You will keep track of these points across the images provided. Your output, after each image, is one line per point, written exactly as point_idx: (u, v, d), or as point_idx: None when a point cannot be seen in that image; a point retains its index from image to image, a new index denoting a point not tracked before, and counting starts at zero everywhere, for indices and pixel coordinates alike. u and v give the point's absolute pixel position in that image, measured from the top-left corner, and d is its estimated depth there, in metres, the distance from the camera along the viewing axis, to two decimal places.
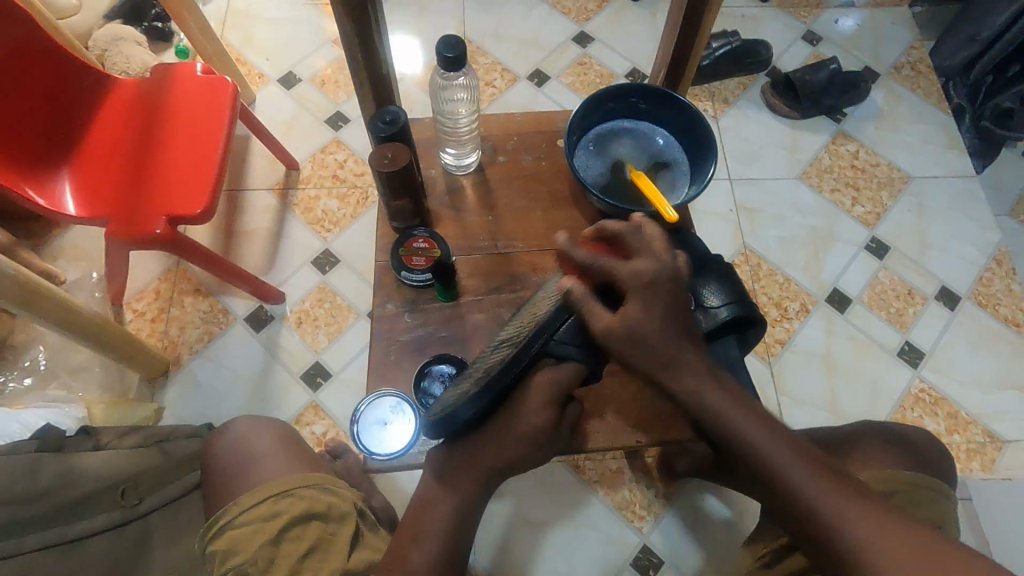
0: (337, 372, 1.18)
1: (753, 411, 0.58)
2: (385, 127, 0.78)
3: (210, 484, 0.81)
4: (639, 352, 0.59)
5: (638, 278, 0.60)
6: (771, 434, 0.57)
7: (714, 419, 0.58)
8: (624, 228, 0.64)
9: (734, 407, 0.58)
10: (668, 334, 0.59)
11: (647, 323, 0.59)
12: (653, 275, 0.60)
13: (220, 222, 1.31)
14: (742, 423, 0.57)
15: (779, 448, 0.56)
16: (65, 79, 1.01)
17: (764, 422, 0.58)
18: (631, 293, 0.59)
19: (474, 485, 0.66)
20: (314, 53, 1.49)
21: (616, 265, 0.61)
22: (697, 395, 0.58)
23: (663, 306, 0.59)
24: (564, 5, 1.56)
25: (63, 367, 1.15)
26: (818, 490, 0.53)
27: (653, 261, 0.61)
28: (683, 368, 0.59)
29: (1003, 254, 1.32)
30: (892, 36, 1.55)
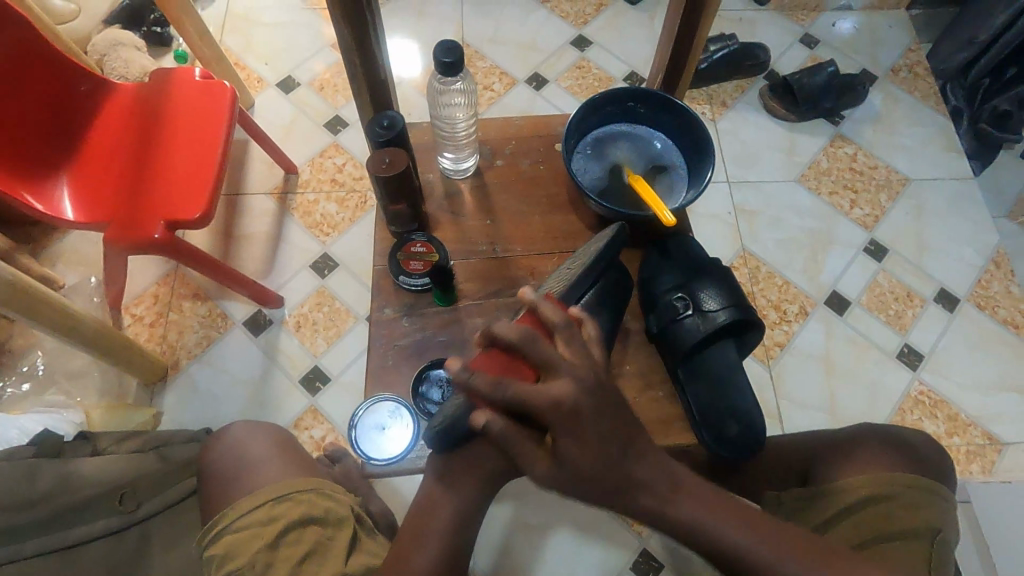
0: (335, 376, 1.18)
1: (709, 497, 0.58)
2: (383, 133, 0.78)
3: (209, 489, 0.81)
4: (588, 485, 0.56)
5: (555, 407, 0.52)
6: (741, 524, 0.56)
7: (687, 530, 0.56)
8: (518, 337, 0.53)
9: (694, 508, 0.57)
10: (612, 453, 0.55)
11: (583, 460, 0.55)
12: (573, 400, 0.53)
13: (219, 226, 1.31)
14: (709, 523, 0.56)
15: (750, 538, 0.55)
16: (64, 84, 1.01)
17: (724, 509, 0.57)
18: (558, 429, 0.53)
19: (474, 489, 0.65)
20: (313, 57, 1.49)
21: (530, 397, 0.52)
22: (664, 512, 0.56)
23: (596, 433, 0.54)
24: (562, 8, 1.56)
25: (62, 372, 1.15)
26: (806, 567, 0.54)
27: (570, 378, 0.53)
28: (645, 481, 0.56)
29: (1001, 256, 1.32)
30: (889, 39, 1.55)
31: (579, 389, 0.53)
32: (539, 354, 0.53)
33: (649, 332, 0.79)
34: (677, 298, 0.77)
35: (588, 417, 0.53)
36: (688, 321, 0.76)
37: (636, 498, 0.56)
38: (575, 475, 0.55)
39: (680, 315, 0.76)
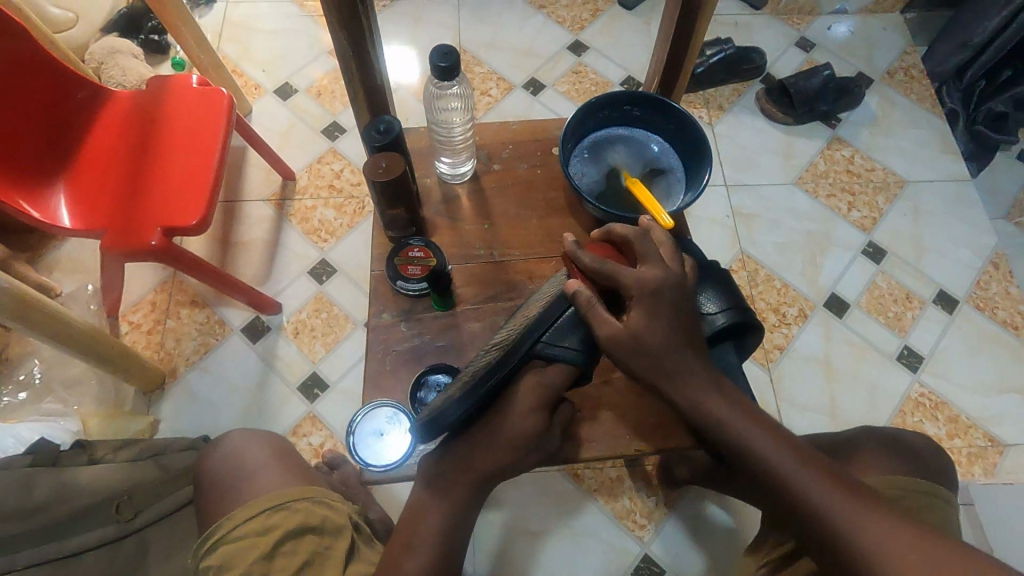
0: (334, 383, 1.18)
1: (755, 415, 0.60)
2: (380, 136, 0.78)
3: (207, 497, 0.80)
4: (648, 360, 0.61)
5: (640, 284, 0.61)
6: (772, 441, 0.58)
7: (726, 434, 0.59)
8: (634, 233, 0.65)
9: (741, 417, 0.59)
10: (676, 341, 0.61)
11: (653, 332, 0.61)
12: (657, 283, 0.62)
13: (216, 232, 1.31)
14: (748, 432, 0.59)
15: (787, 454, 0.57)
16: (61, 92, 1.02)
17: (770, 428, 0.59)
18: (637, 299, 0.61)
19: (463, 493, 0.65)
20: (310, 63, 1.49)
21: (622, 268, 0.62)
22: (702, 408, 0.60)
23: (667, 312, 0.61)
24: (559, 14, 1.56)
25: (59, 381, 1.14)
26: (828, 496, 0.54)
27: (659, 267, 0.63)
28: (688, 379, 0.61)
29: (1000, 257, 1.32)
30: (884, 42, 1.56)
31: (663, 279, 0.62)
32: (641, 249, 0.64)
33: None
34: None
35: (666, 301, 0.62)
36: None
37: (679, 390, 0.61)
38: (642, 349, 0.60)
39: None
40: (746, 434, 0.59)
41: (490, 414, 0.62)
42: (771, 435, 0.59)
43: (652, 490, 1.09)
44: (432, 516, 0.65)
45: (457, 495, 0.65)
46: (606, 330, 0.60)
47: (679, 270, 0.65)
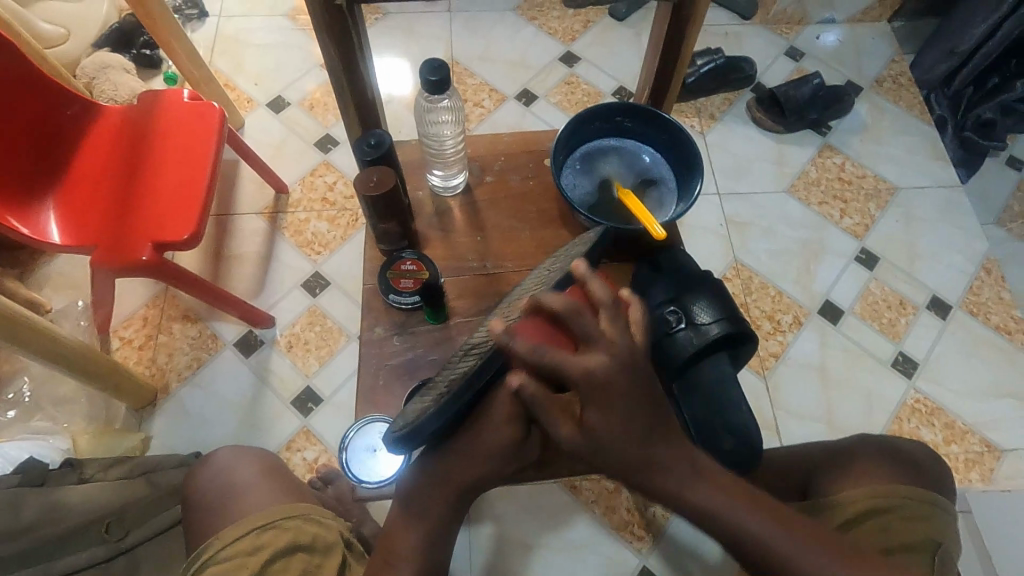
0: (328, 397, 1.17)
1: (736, 489, 0.53)
2: (370, 150, 0.78)
3: (196, 515, 0.79)
4: (611, 456, 0.51)
5: (587, 378, 0.46)
6: (757, 515, 0.52)
7: (709, 520, 0.52)
8: (567, 306, 0.45)
9: (726, 502, 0.52)
10: (641, 433, 0.50)
11: (613, 427, 0.49)
12: (608, 376, 0.46)
13: (208, 246, 1.30)
14: (730, 511, 0.52)
15: (772, 530, 0.52)
16: (52, 108, 1.01)
17: (749, 501, 0.53)
18: (589, 399, 0.47)
19: (443, 511, 0.64)
20: (303, 77, 1.50)
21: (564, 363, 0.45)
22: (684, 497, 0.52)
23: (625, 407, 0.48)
24: (551, 25, 1.58)
25: (48, 399, 1.12)
26: (823, 565, 0.51)
27: (607, 354, 0.46)
28: (667, 466, 0.51)
29: (992, 262, 1.33)
30: (872, 50, 1.57)
31: (616, 364, 0.46)
32: (578, 329, 0.45)
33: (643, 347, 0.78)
34: (669, 311, 0.76)
35: (625, 388, 0.47)
36: (680, 334, 0.75)
37: (657, 482, 0.52)
38: (606, 449, 0.50)
39: (672, 329, 0.75)
40: (730, 512, 0.52)
41: (470, 420, 0.62)
42: (751, 508, 0.52)
43: (650, 500, 1.08)
44: (416, 532, 0.64)
45: (442, 507, 0.64)
46: (566, 427, 0.51)
47: (632, 341, 0.46)
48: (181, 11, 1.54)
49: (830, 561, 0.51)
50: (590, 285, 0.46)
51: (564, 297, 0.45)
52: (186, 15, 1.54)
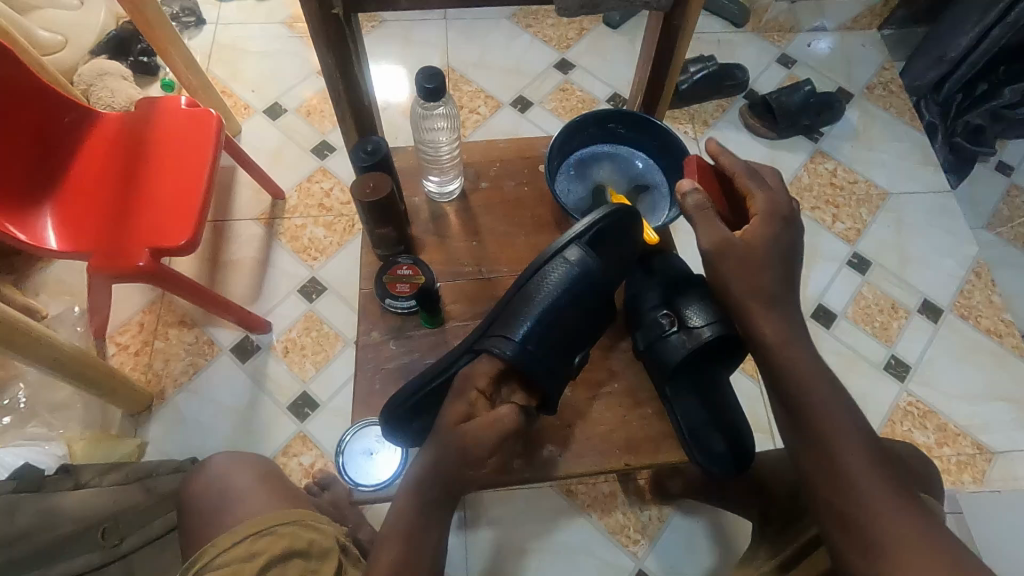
0: (324, 402, 1.17)
1: (826, 379, 0.62)
2: (367, 157, 0.79)
3: (191, 522, 0.79)
4: (745, 274, 0.64)
5: (772, 204, 0.66)
6: (832, 400, 0.60)
7: (791, 372, 0.61)
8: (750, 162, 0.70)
9: (811, 377, 0.61)
10: (774, 280, 0.64)
11: (765, 242, 0.64)
12: (782, 210, 0.67)
13: (205, 253, 1.30)
14: (807, 373, 0.61)
15: (837, 411, 0.59)
16: (50, 116, 1.02)
17: (830, 385, 0.61)
18: (766, 216, 0.65)
19: (429, 521, 0.63)
20: (300, 84, 1.51)
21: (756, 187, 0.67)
22: (780, 356, 0.62)
23: (782, 237, 0.65)
24: (546, 33, 1.59)
25: (44, 405, 1.12)
26: (858, 451, 0.57)
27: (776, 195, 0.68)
28: (770, 324, 0.63)
29: (982, 266, 1.35)
30: (862, 57, 1.60)
31: (782, 205, 0.67)
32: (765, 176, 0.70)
33: (637, 349, 0.79)
34: (662, 315, 0.76)
35: (785, 227, 0.66)
36: (673, 337, 0.75)
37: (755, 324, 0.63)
38: (745, 262, 0.64)
39: (665, 332, 0.75)
40: (807, 385, 0.60)
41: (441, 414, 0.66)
42: (830, 393, 0.60)
43: (645, 503, 1.08)
44: (407, 532, 0.63)
45: (432, 507, 0.63)
46: (717, 238, 0.64)
47: (788, 197, 0.68)
48: (178, 18, 1.55)
49: (866, 456, 0.57)
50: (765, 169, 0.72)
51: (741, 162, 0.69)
52: (183, 23, 1.55)
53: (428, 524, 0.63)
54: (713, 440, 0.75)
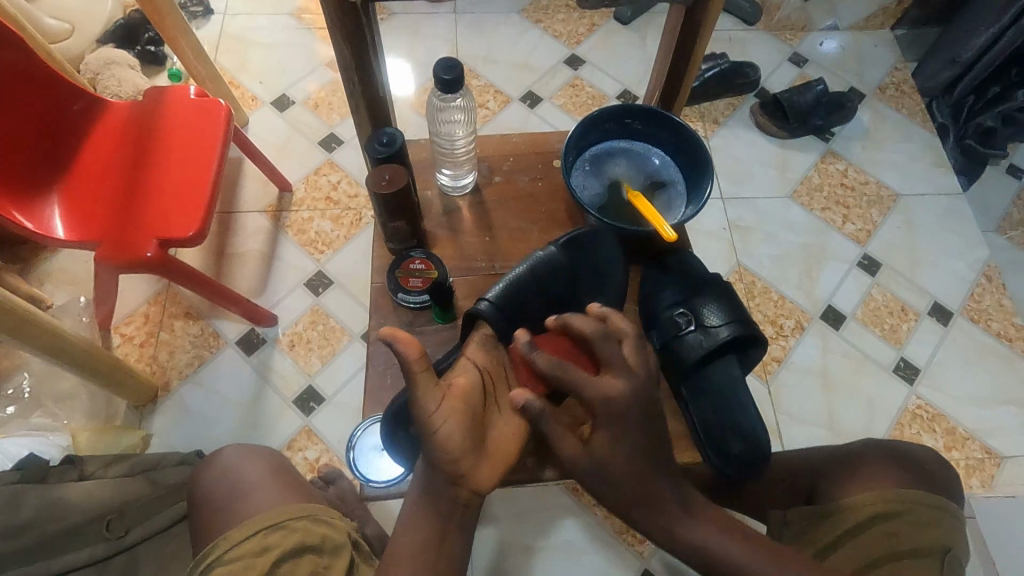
0: (330, 396, 1.16)
1: (724, 524, 0.63)
2: (382, 148, 0.77)
3: (202, 514, 0.78)
4: (614, 487, 0.62)
5: (605, 401, 0.61)
6: (740, 545, 0.61)
7: (700, 553, 0.61)
8: (595, 332, 0.63)
9: (713, 531, 0.62)
10: (642, 462, 0.62)
11: (615, 454, 0.61)
12: (624, 400, 0.61)
13: (212, 244, 1.29)
14: (716, 541, 0.61)
15: (754, 553, 0.60)
16: (58, 105, 1.01)
17: (748, 540, 0.61)
18: (602, 421, 0.61)
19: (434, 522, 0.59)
20: (308, 76, 1.49)
21: (587, 385, 0.61)
22: (674, 531, 0.62)
23: (632, 431, 0.61)
24: (556, 28, 1.58)
25: (48, 395, 1.12)
26: None
27: (624, 378, 0.62)
28: (665, 502, 0.62)
29: (992, 269, 1.34)
30: (875, 57, 1.58)
31: (630, 389, 0.62)
32: (604, 352, 0.62)
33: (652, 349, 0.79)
34: (678, 314, 0.77)
35: (632, 419, 0.61)
36: (690, 336, 0.76)
37: (650, 519, 0.62)
38: (605, 473, 0.61)
39: (682, 331, 0.76)
40: (721, 549, 0.61)
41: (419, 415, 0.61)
42: (737, 540, 0.61)
43: None
44: (423, 528, 0.59)
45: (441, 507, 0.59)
46: (569, 449, 0.62)
47: (648, 380, 0.63)
48: (186, 8, 1.54)
49: None
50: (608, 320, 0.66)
51: (591, 325, 0.64)
52: (191, 13, 1.54)
53: (456, 525, 0.60)
54: (730, 441, 0.74)
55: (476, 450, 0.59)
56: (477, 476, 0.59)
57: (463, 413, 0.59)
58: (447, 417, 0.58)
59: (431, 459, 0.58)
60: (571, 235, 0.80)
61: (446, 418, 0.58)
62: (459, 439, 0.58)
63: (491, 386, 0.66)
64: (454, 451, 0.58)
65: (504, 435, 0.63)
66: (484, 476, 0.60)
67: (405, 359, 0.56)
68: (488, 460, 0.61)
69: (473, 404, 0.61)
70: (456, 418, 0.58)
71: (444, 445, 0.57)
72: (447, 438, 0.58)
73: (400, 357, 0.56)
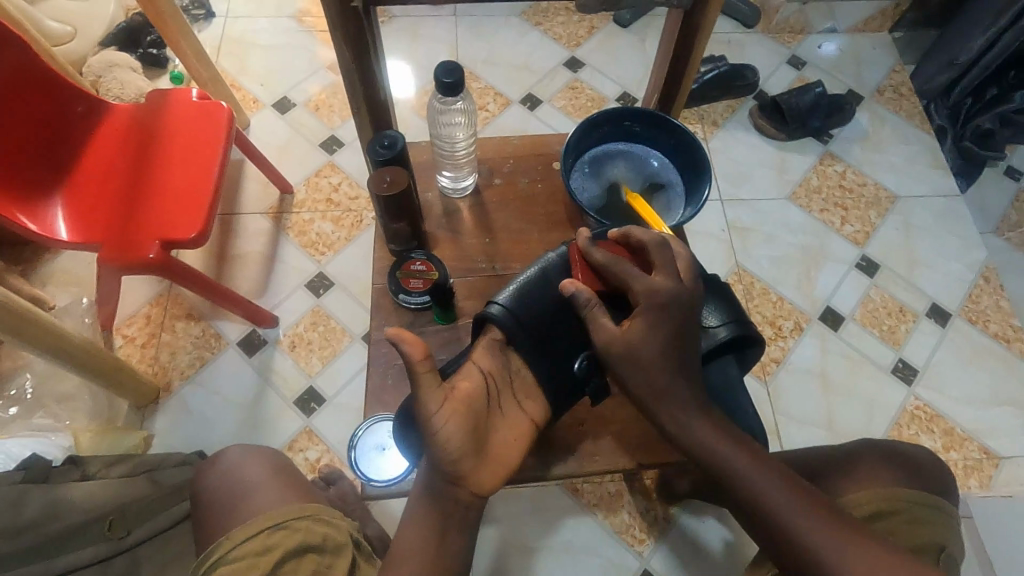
0: (331, 397, 1.17)
1: (742, 442, 0.64)
2: (383, 151, 0.78)
3: (202, 514, 0.79)
4: (637, 373, 0.64)
5: (649, 292, 0.65)
6: (756, 465, 0.63)
7: (711, 461, 0.64)
8: (650, 239, 0.68)
9: (726, 443, 0.64)
10: (669, 363, 0.64)
11: (650, 345, 0.64)
12: (666, 294, 0.65)
13: (213, 246, 1.30)
14: (724, 451, 0.63)
15: (766, 475, 0.62)
16: (60, 107, 1.02)
17: (763, 460, 0.63)
18: (643, 308, 0.64)
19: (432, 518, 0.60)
20: (309, 79, 1.50)
21: (634, 278, 0.65)
22: (688, 433, 0.64)
23: (666, 330, 0.64)
24: (555, 30, 1.59)
25: (50, 396, 1.12)
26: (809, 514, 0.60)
27: (669, 277, 0.66)
28: (683, 404, 0.65)
29: (990, 271, 1.34)
30: (873, 60, 1.59)
31: (673, 289, 0.65)
32: (654, 255, 0.67)
33: None
34: None
35: (671, 313, 0.64)
36: None
37: (669, 416, 0.65)
38: (633, 361, 0.64)
39: None
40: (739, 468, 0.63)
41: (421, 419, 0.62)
42: (750, 456, 0.63)
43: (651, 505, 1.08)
44: (423, 525, 0.60)
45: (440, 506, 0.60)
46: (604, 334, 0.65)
47: (689, 291, 0.66)
48: (188, 11, 1.54)
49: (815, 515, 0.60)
50: (666, 236, 0.70)
51: (648, 233, 0.68)
52: (193, 15, 1.55)
53: (458, 524, 0.60)
54: None
55: (476, 452, 0.60)
56: (477, 477, 0.61)
57: (464, 413, 0.60)
58: (448, 419, 0.58)
59: (432, 458, 0.59)
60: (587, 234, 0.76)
61: (448, 418, 0.58)
62: (460, 441, 0.59)
63: (493, 390, 0.66)
64: (454, 454, 0.58)
65: (506, 438, 0.65)
66: (484, 478, 0.61)
67: (409, 360, 0.57)
68: (487, 463, 0.62)
69: (476, 408, 0.62)
70: (457, 418, 0.59)
71: (443, 445, 0.58)
72: (448, 439, 0.58)
73: (405, 358, 0.57)
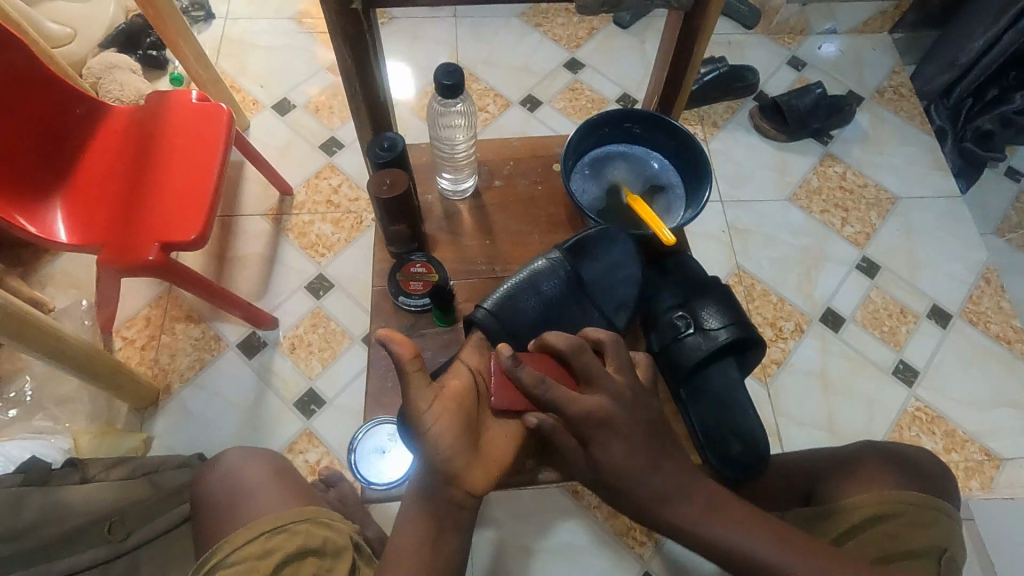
0: (330, 399, 1.17)
1: (718, 507, 0.62)
2: (384, 153, 0.78)
3: (203, 517, 0.79)
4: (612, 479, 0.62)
5: (589, 416, 0.60)
6: (735, 527, 0.61)
7: (695, 536, 0.61)
8: (570, 348, 0.62)
9: (702, 511, 0.61)
10: (639, 459, 0.61)
11: (616, 457, 0.61)
12: (606, 409, 0.61)
13: (213, 248, 1.30)
14: (722, 532, 0.60)
15: (749, 536, 0.60)
16: (60, 109, 1.01)
17: (738, 520, 0.61)
18: (594, 431, 0.61)
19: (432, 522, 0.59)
20: (308, 80, 1.50)
21: (570, 402, 0.60)
22: (671, 519, 0.61)
23: (627, 434, 0.61)
24: (555, 32, 1.59)
25: (49, 398, 1.12)
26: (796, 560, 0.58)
27: (605, 392, 0.62)
28: (666, 495, 0.61)
29: (991, 272, 1.34)
30: (873, 61, 1.59)
31: (613, 402, 0.62)
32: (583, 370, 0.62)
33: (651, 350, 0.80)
34: (678, 317, 0.77)
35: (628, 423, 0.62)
36: (689, 339, 0.76)
37: (652, 506, 0.62)
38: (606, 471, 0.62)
39: (681, 334, 0.76)
40: (726, 533, 0.60)
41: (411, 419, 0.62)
42: (730, 520, 0.61)
43: None
44: (422, 529, 0.59)
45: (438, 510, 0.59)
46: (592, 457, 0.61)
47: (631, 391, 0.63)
48: (188, 13, 1.54)
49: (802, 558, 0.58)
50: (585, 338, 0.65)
51: (566, 342, 0.62)
52: (192, 17, 1.55)
53: (455, 525, 0.60)
54: (731, 443, 0.75)
55: (470, 451, 0.59)
56: (470, 476, 0.59)
57: (456, 411, 0.60)
58: (439, 417, 0.58)
59: (425, 458, 0.58)
60: (577, 238, 0.79)
61: (439, 416, 0.58)
62: (452, 439, 0.58)
63: (485, 390, 0.66)
64: (447, 451, 0.58)
65: (499, 437, 0.63)
66: (478, 478, 0.59)
67: (399, 359, 0.58)
68: (482, 462, 0.60)
69: (468, 406, 0.62)
70: (448, 417, 0.59)
71: (436, 444, 0.57)
72: (439, 437, 0.57)
73: (394, 358, 0.58)
